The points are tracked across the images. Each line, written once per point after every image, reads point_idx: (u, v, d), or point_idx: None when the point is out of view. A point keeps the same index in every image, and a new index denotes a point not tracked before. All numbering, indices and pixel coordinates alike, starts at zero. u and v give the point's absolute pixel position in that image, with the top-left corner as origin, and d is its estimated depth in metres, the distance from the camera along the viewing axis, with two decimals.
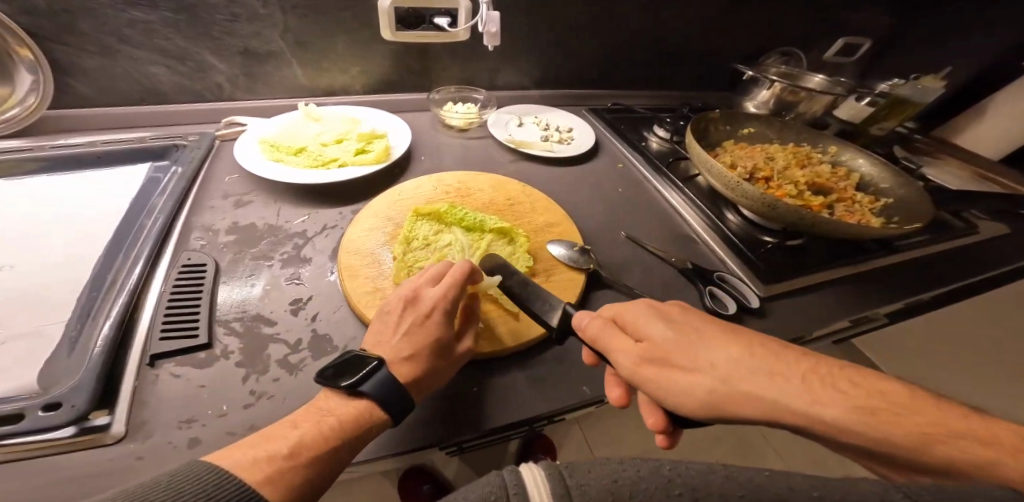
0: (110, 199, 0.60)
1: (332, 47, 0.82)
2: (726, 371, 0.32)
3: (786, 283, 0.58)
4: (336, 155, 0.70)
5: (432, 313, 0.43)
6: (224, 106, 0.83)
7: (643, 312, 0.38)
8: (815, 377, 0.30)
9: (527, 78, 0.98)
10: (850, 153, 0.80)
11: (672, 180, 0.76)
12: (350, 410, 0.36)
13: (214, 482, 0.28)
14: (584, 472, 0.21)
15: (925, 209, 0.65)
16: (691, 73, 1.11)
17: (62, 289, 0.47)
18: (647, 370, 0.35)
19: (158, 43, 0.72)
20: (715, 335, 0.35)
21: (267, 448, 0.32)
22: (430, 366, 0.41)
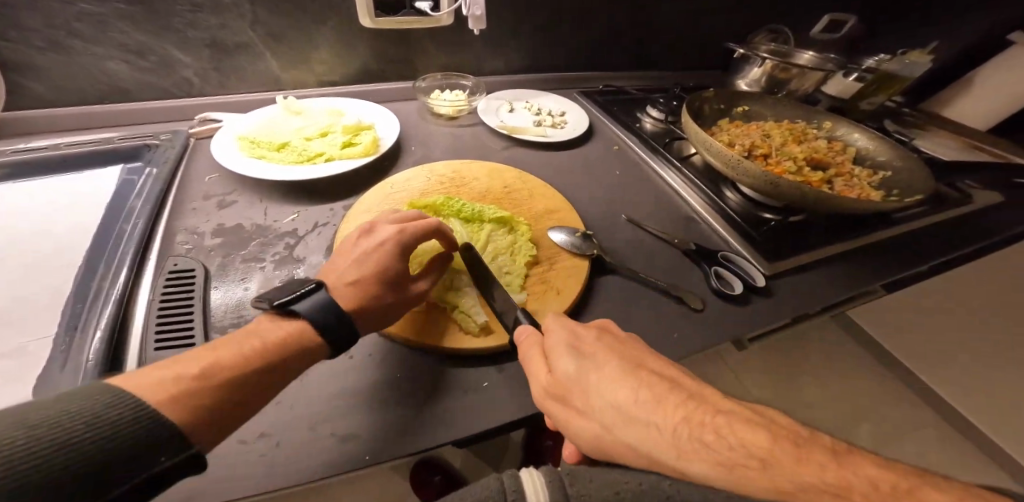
0: (80, 204, 0.56)
1: (307, 35, 0.78)
2: (620, 417, 0.29)
3: (792, 258, 0.59)
4: (321, 149, 0.66)
5: (384, 242, 0.44)
6: (195, 103, 0.78)
7: (558, 340, 0.36)
8: (713, 425, 0.26)
9: (515, 64, 0.96)
10: (846, 128, 0.81)
11: (669, 161, 0.76)
12: (282, 335, 0.35)
13: (109, 400, 0.25)
14: (577, 481, 0.27)
15: (924, 180, 0.66)
16: (681, 52, 1.10)
17: (40, 302, 0.44)
18: (550, 404, 0.34)
19: (114, 37, 0.67)
20: (628, 373, 0.32)
21: (178, 367, 0.29)
22: (373, 293, 0.41)
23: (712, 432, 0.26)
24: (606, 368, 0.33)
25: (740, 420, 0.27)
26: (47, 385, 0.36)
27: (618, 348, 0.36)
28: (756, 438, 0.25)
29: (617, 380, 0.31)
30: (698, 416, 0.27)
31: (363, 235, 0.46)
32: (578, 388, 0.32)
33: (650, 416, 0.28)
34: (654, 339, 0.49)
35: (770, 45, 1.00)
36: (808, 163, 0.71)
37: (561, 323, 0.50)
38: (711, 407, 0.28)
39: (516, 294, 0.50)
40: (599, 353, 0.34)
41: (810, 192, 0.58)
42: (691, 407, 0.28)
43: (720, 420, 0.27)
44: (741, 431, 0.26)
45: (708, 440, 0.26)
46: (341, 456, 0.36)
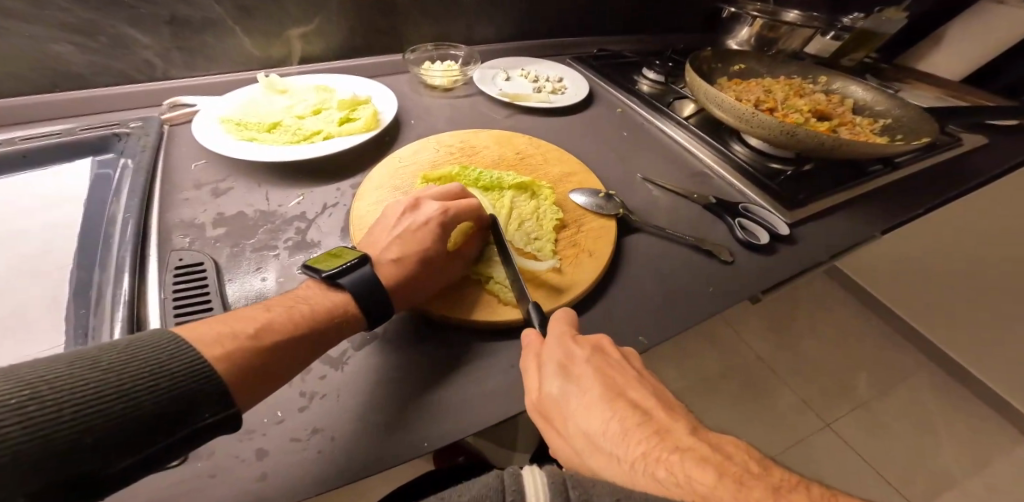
0: (51, 201, 0.50)
1: (282, 6, 0.71)
2: (592, 442, 0.30)
3: (809, 206, 0.60)
4: (318, 126, 0.62)
5: (429, 222, 0.44)
6: (161, 87, 0.71)
7: (545, 358, 0.36)
8: (668, 462, 0.26)
9: (505, 31, 0.91)
10: (841, 80, 0.82)
11: (675, 120, 0.75)
12: (325, 306, 0.36)
13: (171, 352, 0.26)
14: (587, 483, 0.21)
15: (926, 124, 0.68)
16: (669, 13, 1.08)
17: (31, 311, 0.39)
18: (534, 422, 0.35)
19: (54, 14, 0.58)
20: (608, 400, 0.32)
21: (232, 327, 0.30)
22: (414, 271, 0.41)
23: (663, 465, 0.26)
24: (586, 389, 0.33)
25: (694, 458, 0.27)
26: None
27: (607, 369, 0.36)
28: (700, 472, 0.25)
29: (596, 405, 0.32)
30: (654, 450, 0.28)
31: (408, 209, 0.46)
32: (559, 410, 0.33)
33: (614, 447, 0.29)
34: (692, 294, 0.49)
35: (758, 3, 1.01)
36: (813, 114, 0.72)
37: (598, 287, 0.49)
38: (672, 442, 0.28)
39: (548, 261, 0.48)
40: (585, 374, 0.34)
41: (825, 139, 0.58)
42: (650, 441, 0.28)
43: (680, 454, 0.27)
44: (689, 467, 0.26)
45: (659, 474, 0.26)
46: (404, 442, 0.34)
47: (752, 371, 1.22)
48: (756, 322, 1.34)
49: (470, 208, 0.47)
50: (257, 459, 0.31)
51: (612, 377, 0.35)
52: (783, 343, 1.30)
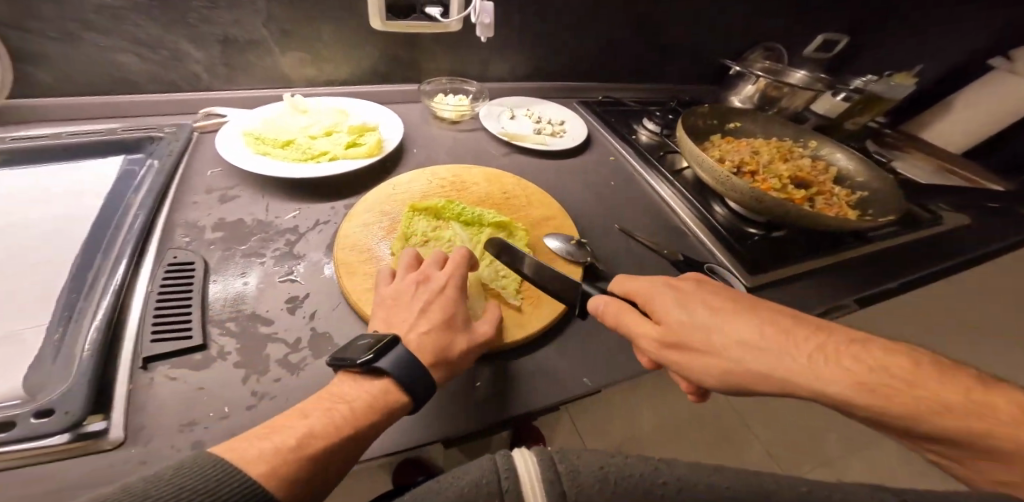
0: (87, 195, 0.59)
1: (317, 36, 0.79)
2: (738, 350, 0.33)
3: (775, 270, 0.62)
4: (326, 147, 0.68)
5: (445, 289, 0.47)
6: (200, 97, 0.79)
7: (663, 296, 0.38)
8: (845, 355, 0.31)
9: (518, 72, 0.98)
10: (829, 147, 0.85)
11: (661, 174, 0.79)
12: (363, 400, 0.37)
13: (217, 475, 0.27)
14: (574, 459, 0.21)
15: (897, 200, 0.71)
16: (680, 67, 1.13)
17: (33, 291, 0.46)
18: (667, 353, 0.37)
19: (127, 29, 0.68)
20: (728, 311, 0.36)
21: (277, 440, 0.31)
22: (446, 339, 0.43)
23: (836, 366, 0.30)
24: (651, 329, 0.38)
25: (887, 346, 0.31)
26: (43, 370, 0.38)
27: (718, 287, 0.39)
28: (823, 377, 0.30)
29: (733, 316, 0.35)
30: (826, 343, 0.32)
31: (419, 282, 0.48)
32: (693, 329, 0.36)
33: (772, 346, 0.32)
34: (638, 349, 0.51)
35: (765, 63, 1.05)
36: (792, 180, 0.77)
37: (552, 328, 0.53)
38: (839, 334, 0.33)
39: (510, 298, 0.53)
40: (695, 297, 0.38)
41: (793, 209, 0.62)
42: (798, 341, 0.32)
43: (831, 350, 0.31)
44: (789, 371, 0.31)
45: (843, 364, 0.30)
46: None
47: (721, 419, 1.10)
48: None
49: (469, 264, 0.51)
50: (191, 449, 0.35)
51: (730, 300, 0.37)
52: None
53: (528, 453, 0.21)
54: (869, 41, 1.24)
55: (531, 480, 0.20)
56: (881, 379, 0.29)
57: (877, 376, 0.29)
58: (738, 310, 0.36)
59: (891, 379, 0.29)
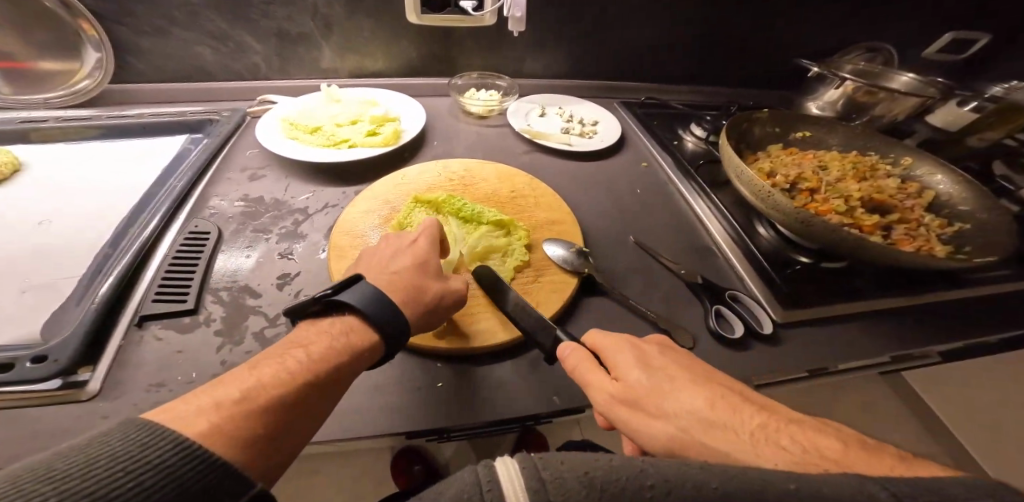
0: (150, 169, 0.69)
1: (359, 29, 0.82)
2: (691, 419, 0.30)
3: (819, 307, 0.52)
4: (348, 135, 0.70)
5: (418, 239, 0.48)
6: (258, 86, 0.86)
7: (618, 348, 0.37)
8: (788, 432, 0.27)
9: (557, 68, 0.94)
10: (927, 166, 0.69)
11: (698, 185, 0.70)
12: (322, 345, 0.34)
13: (149, 436, 0.23)
14: (558, 464, 0.21)
15: (1010, 239, 0.56)
16: (746, 68, 1.00)
17: (82, 250, 0.55)
18: (619, 410, 0.33)
19: (203, 24, 0.77)
20: (685, 380, 0.33)
21: (216, 394, 0.28)
22: (418, 278, 0.43)
23: (774, 445, 0.26)
24: (604, 381, 0.35)
25: (834, 431, 0.27)
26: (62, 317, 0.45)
27: (679, 356, 0.37)
28: (758, 450, 0.26)
29: (685, 381, 0.33)
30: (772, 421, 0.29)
31: (393, 237, 0.50)
32: (649, 392, 0.33)
33: (721, 420, 0.29)
34: None
35: (857, 64, 0.86)
36: (865, 203, 0.64)
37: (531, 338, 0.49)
38: (790, 418, 0.29)
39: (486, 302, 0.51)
40: (662, 363, 0.36)
41: (851, 238, 0.51)
42: (743, 415, 0.29)
43: (775, 429, 0.28)
44: (730, 446, 0.27)
45: (786, 442, 0.26)
46: None
47: None
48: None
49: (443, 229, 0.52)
50: (150, 410, 0.38)
51: (687, 368, 0.36)
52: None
53: (511, 461, 0.21)
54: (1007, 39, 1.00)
55: (515, 489, 0.20)
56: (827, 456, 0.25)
57: (822, 455, 0.25)
58: (696, 380, 0.34)
59: (835, 457, 0.24)
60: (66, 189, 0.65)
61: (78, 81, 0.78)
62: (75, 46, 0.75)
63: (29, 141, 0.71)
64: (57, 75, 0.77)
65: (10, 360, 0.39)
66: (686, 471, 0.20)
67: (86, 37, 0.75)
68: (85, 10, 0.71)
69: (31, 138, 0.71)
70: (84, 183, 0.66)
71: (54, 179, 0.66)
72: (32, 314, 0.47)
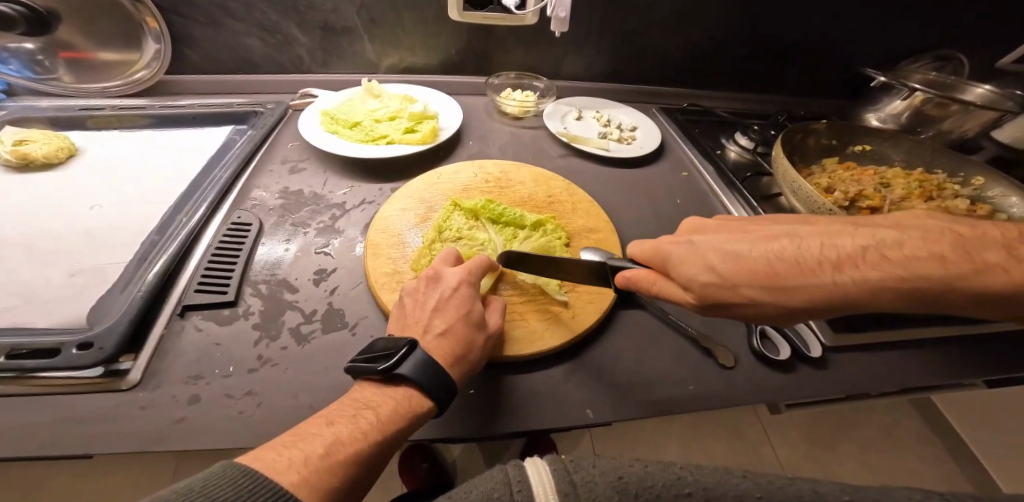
0: (197, 159, 0.71)
1: (400, 25, 0.82)
2: (782, 297, 0.35)
3: (861, 334, 0.52)
4: (386, 131, 0.70)
5: (459, 286, 0.45)
6: (301, 79, 0.88)
7: (672, 254, 0.39)
8: (866, 262, 0.33)
9: (597, 69, 0.91)
10: (1001, 189, 0.64)
11: (744, 197, 0.67)
12: (388, 406, 0.33)
13: (245, 484, 0.24)
14: (587, 465, 0.20)
15: None
16: (797, 75, 0.96)
17: (129, 236, 0.57)
18: (713, 309, 0.38)
19: (255, 16, 0.78)
20: (744, 253, 0.37)
21: (300, 448, 0.28)
22: (464, 338, 0.41)
23: (872, 282, 0.32)
24: (685, 296, 0.39)
25: (894, 241, 0.34)
26: (107, 305, 0.46)
27: (718, 232, 0.40)
28: (860, 298, 0.32)
29: (745, 260, 0.36)
30: (839, 258, 0.34)
31: (430, 282, 0.46)
32: (729, 291, 0.36)
33: (811, 282, 0.34)
34: (651, 398, 0.45)
35: (930, 74, 0.81)
36: None
37: (570, 346, 0.49)
38: (843, 244, 0.35)
39: (529, 308, 0.51)
40: (710, 245, 0.38)
41: None
42: (818, 266, 0.34)
43: (856, 263, 0.33)
44: (834, 301, 0.33)
45: (876, 275, 0.32)
46: None
47: (741, 427, 1.07)
48: (802, 424, 1.10)
49: (486, 264, 0.48)
50: (187, 403, 0.39)
51: (733, 238, 0.39)
52: (827, 455, 1.06)
53: (542, 462, 0.20)
54: None
55: (546, 491, 0.19)
56: (914, 277, 0.32)
57: (912, 278, 0.32)
58: (753, 251, 0.37)
59: (921, 277, 0.32)
60: (117, 173, 0.67)
61: (135, 71, 0.81)
62: (136, 37, 0.77)
63: (88, 128, 0.75)
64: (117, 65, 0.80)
65: (58, 345, 0.41)
66: (728, 479, 0.19)
67: (147, 28, 0.77)
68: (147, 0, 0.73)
69: (88, 124, 0.75)
70: (134, 169, 0.68)
71: (107, 163, 0.69)
72: (82, 298, 0.48)
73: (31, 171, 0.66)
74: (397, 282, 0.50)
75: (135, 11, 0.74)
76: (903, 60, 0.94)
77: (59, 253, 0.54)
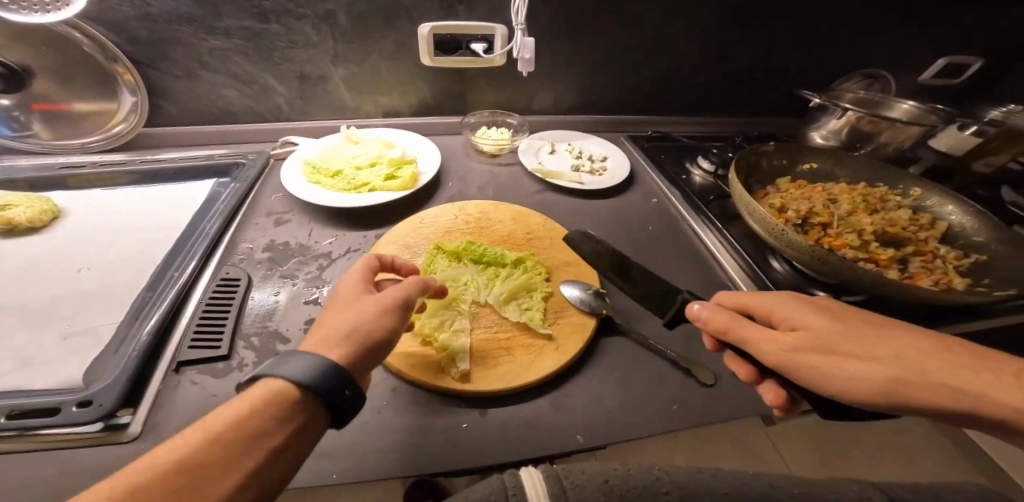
0: (182, 213, 0.72)
1: (374, 71, 0.86)
2: (903, 368, 0.35)
3: None
4: (367, 179, 0.73)
5: (338, 286, 0.43)
6: (280, 128, 0.90)
7: (796, 307, 0.41)
8: (979, 377, 0.35)
9: (565, 103, 0.96)
10: (937, 197, 0.71)
11: (709, 220, 0.72)
12: (243, 407, 0.30)
13: None
14: (575, 474, 0.25)
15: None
16: (750, 97, 1.03)
17: (120, 294, 0.58)
18: (797, 356, 0.37)
19: (231, 68, 0.80)
20: (874, 335, 0.38)
21: (119, 481, 0.25)
22: (335, 327, 0.37)
23: (976, 391, 0.34)
24: (786, 338, 0.38)
25: (975, 363, 0.36)
26: (101, 363, 0.47)
27: (825, 305, 0.41)
28: (943, 395, 0.34)
29: (881, 337, 0.38)
30: (973, 366, 0.36)
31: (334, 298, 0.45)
32: (835, 341, 0.37)
33: (880, 360, 0.36)
34: (636, 421, 0.47)
35: (859, 93, 0.88)
36: (877, 236, 0.65)
37: (558, 374, 0.51)
38: (956, 359, 0.36)
39: (517, 340, 0.54)
40: (846, 317, 0.39)
41: (866, 274, 0.53)
42: (919, 359, 0.36)
43: (988, 376, 0.35)
44: (915, 383, 0.35)
45: (970, 384, 0.35)
46: (313, 469, 0.40)
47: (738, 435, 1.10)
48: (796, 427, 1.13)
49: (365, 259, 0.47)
50: None
51: (838, 313, 0.40)
52: (822, 452, 1.11)
53: (535, 471, 0.25)
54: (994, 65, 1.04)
55: (538, 493, 0.24)
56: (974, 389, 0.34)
57: (971, 390, 0.34)
58: (880, 332, 0.38)
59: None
60: (103, 231, 0.68)
61: (114, 125, 0.82)
62: (112, 89, 0.78)
63: (69, 188, 0.75)
64: (93, 117, 0.79)
65: (58, 404, 0.41)
66: (700, 478, 0.26)
67: (122, 80, 0.78)
68: (121, 54, 0.74)
69: (69, 183, 0.75)
70: (119, 226, 0.69)
71: (92, 221, 0.70)
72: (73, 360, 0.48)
73: (14, 237, 0.66)
74: None
75: (109, 65, 0.75)
76: (836, 80, 1.03)
77: (49, 315, 0.54)
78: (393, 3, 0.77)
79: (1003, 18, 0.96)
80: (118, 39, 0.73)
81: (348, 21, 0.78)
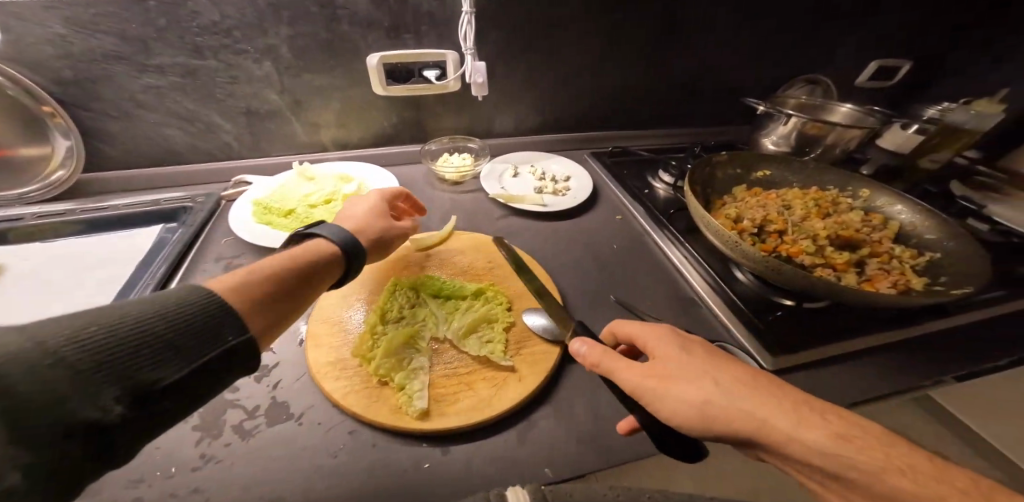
0: (129, 261, 0.68)
1: (326, 103, 0.84)
2: (755, 417, 0.34)
3: (803, 353, 0.53)
4: (322, 216, 0.70)
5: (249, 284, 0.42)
6: (231, 167, 0.86)
7: (663, 341, 0.41)
8: (830, 436, 0.33)
9: (525, 124, 0.96)
10: (886, 197, 0.74)
11: (673, 234, 0.71)
12: None
13: None
14: None
15: (979, 264, 0.58)
16: (706, 109, 1.06)
17: None
18: (648, 386, 0.38)
19: (170, 106, 0.77)
20: (726, 375, 0.37)
21: None
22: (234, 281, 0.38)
23: (831, 451, 0.32)
24: (637, 370, 0.39)
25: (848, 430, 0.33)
26: None
27: (689, 344, 0.41)
28: (781, 446, 0.33)
29: (731, 375, 0.37)
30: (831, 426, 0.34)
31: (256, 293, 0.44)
32: (685, 376, 0.37)
33: (734, 407, 0.35)
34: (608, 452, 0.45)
35: (801, 99, 0.90)
36: (832, 239, 0.66)
37: (527, 403, 0.48)
38: (816, 420, 0.34)
39: (482, 370, 0.51)
40: (706, 355, 0.39)
41: (819, 280, 0.52)
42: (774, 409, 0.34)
43: (841, 435, 0.33)
44: (760, 435, 0.33)
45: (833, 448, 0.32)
46: None
47: None
48: None
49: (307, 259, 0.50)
50: None
51: (697, 353, 0.40)
52: None
53: None
54: (923, 67, 1.11)
55: None
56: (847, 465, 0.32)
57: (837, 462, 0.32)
58: (736, 377, 0.37)
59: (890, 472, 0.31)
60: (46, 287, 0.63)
61: (53, 171, 0.76)
62: (42, 131, 0.73)
63: (7, 242, 0.70)
64: (34, 164, 0.75)
65: None
66: None
67: (53, 123, 0.73)
68: (47, 95, 0.69)
69: (8, 237, 0.69)
70: (61, 280, 0.64)
71: (38, 276, 0.64)
72: None
73: None
74: (340, 369, 0.49)
75: (35, 107, 0.70)
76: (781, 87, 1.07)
77: None
78: (338, 34, 0.75)
79: (925, 23, 1.03)
80: (41, 79, 0.69)
81: (292, 54, 0.76)
